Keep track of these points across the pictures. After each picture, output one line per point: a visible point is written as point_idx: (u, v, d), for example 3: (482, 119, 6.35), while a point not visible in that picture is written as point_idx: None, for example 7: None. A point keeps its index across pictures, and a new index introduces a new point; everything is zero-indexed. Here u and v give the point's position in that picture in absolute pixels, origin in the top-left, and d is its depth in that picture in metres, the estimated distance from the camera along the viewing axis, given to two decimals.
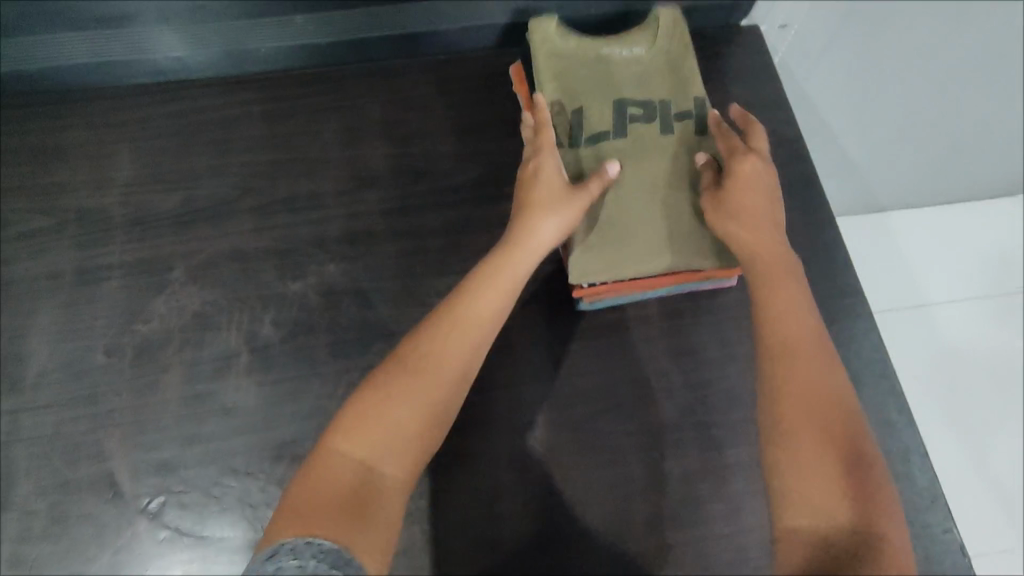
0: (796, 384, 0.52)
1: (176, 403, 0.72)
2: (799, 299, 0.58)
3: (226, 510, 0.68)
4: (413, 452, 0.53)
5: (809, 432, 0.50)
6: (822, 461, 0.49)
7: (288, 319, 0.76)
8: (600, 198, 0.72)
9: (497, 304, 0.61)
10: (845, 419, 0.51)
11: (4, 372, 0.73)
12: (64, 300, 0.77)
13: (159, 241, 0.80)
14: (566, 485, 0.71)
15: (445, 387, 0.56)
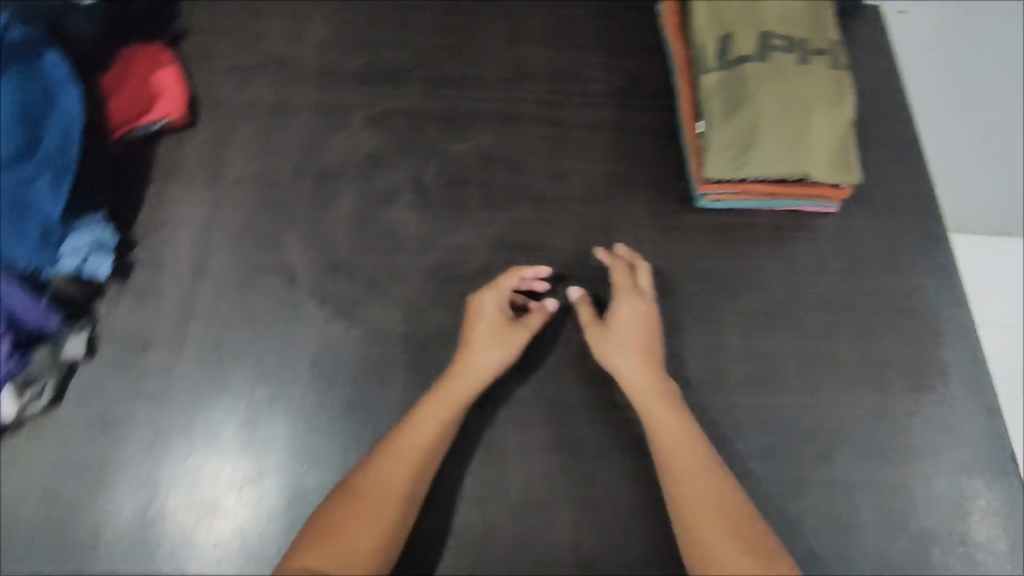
0: (702, 505, 0.66)
1: (348, 220, 0.83)
2: (686, 432, 0.71)
3: (385, 307, 0.80)
4: (379, 537, 0.65)
5: (707, 518, 0.65)
6: (712, 525, 0.64)
7: (447, 171, 0.87)
8: (739, 108, 0.82)
9: (408, 470, 0.68)
10: (744, 516, 0.65)
11: (206, 171, 0.86)
12: (257, 124, 0.88)
13: (343, 91, 0.91)
14: (668, 344, 0.82)
15: (383, 556, 0.64)
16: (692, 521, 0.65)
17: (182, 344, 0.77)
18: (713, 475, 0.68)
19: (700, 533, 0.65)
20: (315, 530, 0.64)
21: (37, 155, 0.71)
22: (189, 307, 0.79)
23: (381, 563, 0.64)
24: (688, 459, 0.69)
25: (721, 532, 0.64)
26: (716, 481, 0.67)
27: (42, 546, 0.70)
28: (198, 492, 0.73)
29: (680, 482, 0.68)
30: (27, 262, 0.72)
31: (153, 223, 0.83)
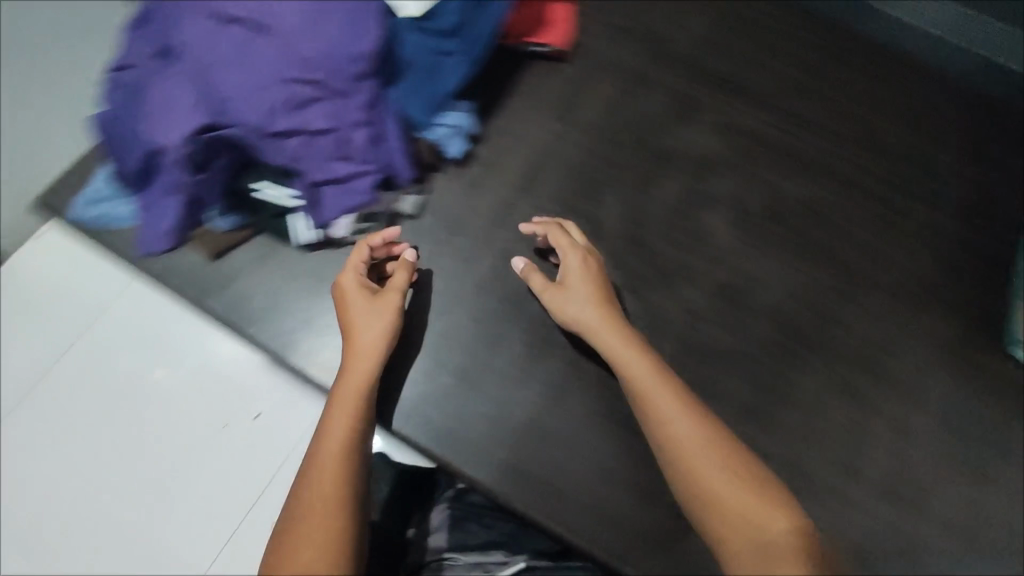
0: (686, 452, 0.61)
1: (664, 206, 0.87)
2: (637, 355, 0.68)
3: (668, 298, 0.83)
4: (331, 540, 0.58)
5: (685, 442, 0.62)
6: (707, 453, 0.61)
7: (770, 204, 0.88)
8: None
9: (362, 397, 0.68)
10: (703, 447, 0.61)
11: (561, 107, 0.92)
12: (619, 87, 0.94)
13: (703, 89, 0.94)
14: (921, 470, 0.77)
15: (340, 498, 0.61)
16: (671, 439, 0.63)
17: (485, 244, 0.84)
18: (718, 441, 0.62)
19: (681, 456, 0.61)
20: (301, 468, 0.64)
21: (461, 36, 0.79)
22: (505, 215, 0.85)
23: (343, 500, 0.61)
24: (665, 391, 0.65)
25: (750, 495, 0.58)
26: (693, 417, 0.63)
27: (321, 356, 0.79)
28: (454, 375, 0.79)
29: (665, 421, 0.64)
30: (412, 122, 0.79)
31: (501, 130, 0.89)
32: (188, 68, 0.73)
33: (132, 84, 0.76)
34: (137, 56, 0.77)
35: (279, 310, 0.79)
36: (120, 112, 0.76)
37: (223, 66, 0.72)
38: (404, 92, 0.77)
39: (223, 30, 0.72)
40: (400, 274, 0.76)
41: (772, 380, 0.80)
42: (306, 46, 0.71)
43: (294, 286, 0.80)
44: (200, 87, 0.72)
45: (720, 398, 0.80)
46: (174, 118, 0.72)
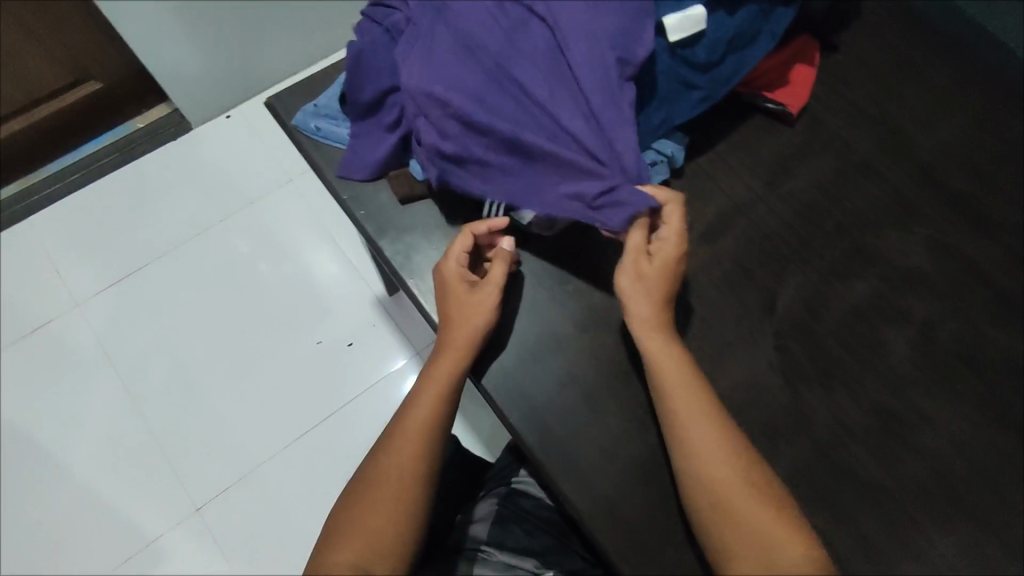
0: (701, 448, 0.66)
1: (848, 303, 0.82)
2: (682, 372, 0.69)
3: (822, 398, 0.78)
4: (403, 503, 0.68)
5: (731, 489, 0.64)
6: (733, 478, 0.64)
7: (963, 341, 0.80)
8: None
9: (449, 379, 0.73)
10: (734, 483, 0.64)
11: (771, 169, 0.89)
12: (841, 168, 0.89)
13: (928, 198, 0.87)
14: None
15: (409, 475, 0.69)
16: (691, 447, 0.66)
17: None
18: (720, 437, 0.66)
19: (702, 476, 0.65)
20: (384, 433, 0.73)
21: (708, 75, 0.81)
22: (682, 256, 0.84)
23: (412, 480, 0.69)
24: (685, 397, 0.68)
25: (764, 516, 0.63)
26: (725, 448, 0.66)
27: None
28: (582, 397, 0.78)
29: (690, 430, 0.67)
30: None
31: (703, 173, 0.88)
32: (457, 35, 0.75)
33: (395, 34, 0.79)
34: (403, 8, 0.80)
35: None
36: (382, 56, 0.80)
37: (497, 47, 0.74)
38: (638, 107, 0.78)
39: (501, 11, 0.75)
40: (496, 266, 0.77)
41: (906, 525, 0.73)
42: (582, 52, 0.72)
43: None
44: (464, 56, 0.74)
45: (844, 523, 0.73)
46: (435, 77, 0.73)
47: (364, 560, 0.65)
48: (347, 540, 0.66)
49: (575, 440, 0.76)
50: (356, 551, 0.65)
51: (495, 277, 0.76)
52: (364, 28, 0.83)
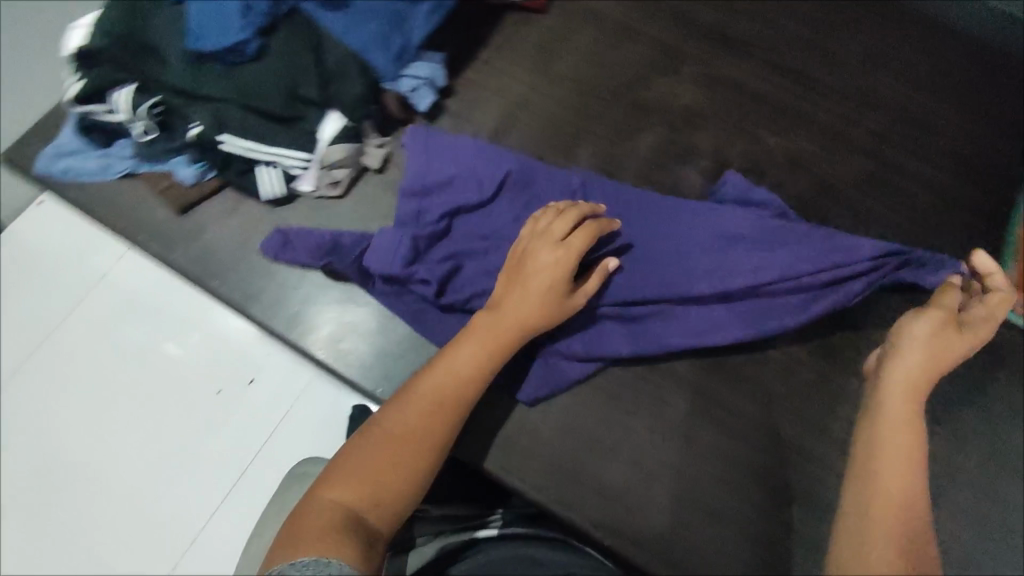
0: (888, 467, 0.52)
1: (640, 158, 0.85)
2: (912, 387, 0.56)
3: None
4: (427, 462, 0.61)
5: (890, 465, 0.52)
6: (896, 490, 0.51)
7: (750, 157, 0.86)
8: None
9: (485, 359, 0.66)
10: (910, 453, 0.53)
11: (537, 58, 0.89)
12: (600, 36, 0.90)
13: (685, 39, 0.90)
14: None
15: (423, 441, 0.62)
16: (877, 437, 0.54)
17: None
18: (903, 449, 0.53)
19: (872, 491, 0.51)
20: (428, 364, 0.67)
21: None
22: None
23: (419, 466, 0.61)
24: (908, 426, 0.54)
25: (897, 522, 0.50)
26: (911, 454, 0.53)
27: (283, 311, 0.77)
28: (409, 330, 0.76)
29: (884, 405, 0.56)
30: (379, 71, 0.76)
31: (472, 83, 0.87)
32: (478, 215, 0.76)
33: (413, 260, 0.73)
34: (386, 241, 0.73)
35: (246, 267, 0.78)
36: (405, 301, 0.75)
37: (458, 143, 0.78)
38: (366, 36, 0.75)
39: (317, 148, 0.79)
40: (592, 280, 0.68)
41: None
42: (613, 186, 0.80)
43: (263, 243, 0.79)
44: (508, 217, 0.76)
45: (693, 355, 0.77)
46: (614, 337, 0.75)
47: (347, 517, 0.57)
48: (341, 476, 0.59)
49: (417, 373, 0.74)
50: (352, 493, 0.58)
51: (584, 292, 0.68)
52: (297, 233, 0.76)
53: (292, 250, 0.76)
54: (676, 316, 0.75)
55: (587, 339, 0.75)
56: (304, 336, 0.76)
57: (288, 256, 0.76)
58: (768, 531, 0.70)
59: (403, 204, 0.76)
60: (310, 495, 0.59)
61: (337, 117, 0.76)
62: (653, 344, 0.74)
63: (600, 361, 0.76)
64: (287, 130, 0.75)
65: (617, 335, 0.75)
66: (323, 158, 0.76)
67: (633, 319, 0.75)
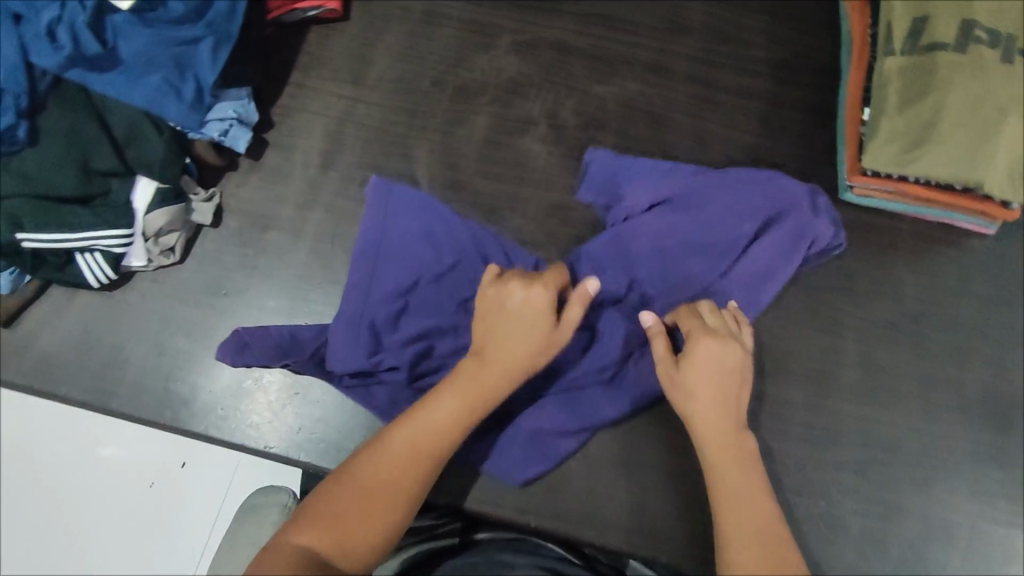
0: (745, 536, 0.56)
1: (478, 141, 0.84)
2: (732, 445, 0.61)
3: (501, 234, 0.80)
4: (403, 516, 0.57)
5: (747, 509, 0.58)
6: (751, 527, 0.57)
7: (584, 113, 0.86)
8: (902, 108, 0.76)
9: (472, 404, 0.61)
10: (766, 517, 0.58)
11: (351, 67, 0.86)
12: (408, 29, 0.88)
13: (494, 11, 0.89)
14: (777, 334, 0.77)
15: (398, 499, 0.57)
16: (721, 495, 0.59)
17: (301, 230, 0.78)
18: (755, 489, 0.59)
19: (731, 539, 0.57)
20: (412, 409, 0.61)
21: (204, 19, 0.72)
22: (314, 195, 0.80)
23: (395, 520, 0.56)
24: (731, 453, 0.61)
25: (779, 554, 0.55)
26: (755, 489, 0.59)
27: (146, 395, 0.72)
28: (285, 376, 0.72)
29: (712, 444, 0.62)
30: (176, 122, 0.71)
31: (290, 109, 0.84)
32: (449, 288, 0.72)
33: (376, 349, 0.69)
34: (342, 340, 0.69)
35: (93, 361, 0.73)
36: (377, 395, 0.70)
37: (417, 216, 0.74)
38: (148, 89, 0.69)
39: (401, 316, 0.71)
40: (574, 308, 0.65)
41: None
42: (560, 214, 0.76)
43: (107, 331, 0.74)
44: (468, 279, 0.73)
45: None
46: (593, 400, 0.71)
47: (309, 565, 0.51)
48: (317, 521, 0.54)
49: (302, 417, 0.71)
50: (323, 541, 0.53)
51: (571, 318, 0.65)
52: (257, 339, 0.70)
53: (252, 351, 0.70)
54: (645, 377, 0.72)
55: (569, 411, 0.71)
56: (175, 415, 0.71)
57: (243, 358, 0.71)
58: (683, 468, 0.71)
59: (352, 297, 0.71)
60: (279, 536, 0.54)
61: (146, 181, 0.72)
62: (637, 399, 0.71)
63: (579, 441, 0.72)
64: (92, 209, 0.69)
65: (599, 394, 0.71)
66: (144, 228, 0.72)
67: (611, 377, 0.72)
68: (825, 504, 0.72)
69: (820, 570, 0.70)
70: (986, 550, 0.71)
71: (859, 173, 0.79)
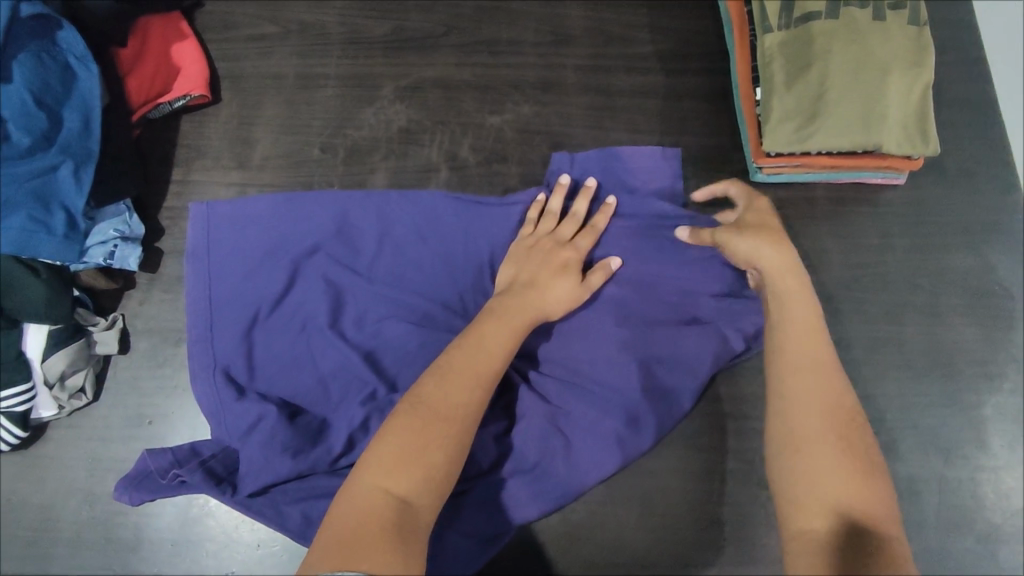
0: (819, 435, 0.54)
1: None
2: (809, 335, 0.58)
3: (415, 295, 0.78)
4: (455, 457, 0.55)
5: (816, 414, 0.55)
6: (815, 421, 0.54)
7: (483, 147, 0.84)
8: (790, 83, 0.76)
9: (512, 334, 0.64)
10: (852, 420, 0.55)
11: (233, 151, 0.82)
12: (286, 98, 0.85)
13: (371, 62, 0.87)
14: None
15: (451, 446, 0.55)
16: (785, 370, 0.57)
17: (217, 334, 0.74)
18: (829, 382, 0.56)
19: (797, 442, 0.54)
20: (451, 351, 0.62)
21: (57, 142, 0.67)
22: None
23: (457, 454, 0.55)
24: (806, 353, 0.57)
25: (845, 472, 0.52)
26: (828, 386, 0.56)
27: (88, 550, 0.67)
28: None
29: (784, 335, 0.59)
30: (53, 259, 0.67)
31: (179, 210, 0.79)
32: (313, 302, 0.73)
33: (244, 390, 0.70)
34: (204, 383, 0.70)
35: (23, 527, 0.68)
36: (249, 448, 0.67)
37: (255, 227, 0.76)
38: (11, 232, 0.64)
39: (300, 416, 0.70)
40: (596, 273, 0.70)
41: None
42: (391, 200, 0.77)
43: (31, 492, 0.69)
44: (317, 284, 0.74)
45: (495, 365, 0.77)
46: (516, 497, 0.69)
47: (387, 513, 0.50)
48: (383, 460, 0.53)
49: (260, 531, 0.68)
50: (398, 483, 0.52)
51: (593, 283, 0.70)
52: (150, 461, 0.67)
53: (148, 482, 0.67)
54: (554, 449, 0.69)
55: (490, 515, 0.68)
56: (125, 561, 0.67)
57: (139, 490, 0.66)
58: (650, 489, 0.71)
59: (207, 336, 0.72)
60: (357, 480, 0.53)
61: (36, 327, 0.67)
62: (559, 496, 0.69)
63: (511, 527, 0.69)
64: None
65: (519, 488, 0.69)
66: (44, 376, 0.67)
67: (529, 467, 0.69)
68: None
69: None
70: (958, 498, 0.72)
71: (765, 157, 0.79)
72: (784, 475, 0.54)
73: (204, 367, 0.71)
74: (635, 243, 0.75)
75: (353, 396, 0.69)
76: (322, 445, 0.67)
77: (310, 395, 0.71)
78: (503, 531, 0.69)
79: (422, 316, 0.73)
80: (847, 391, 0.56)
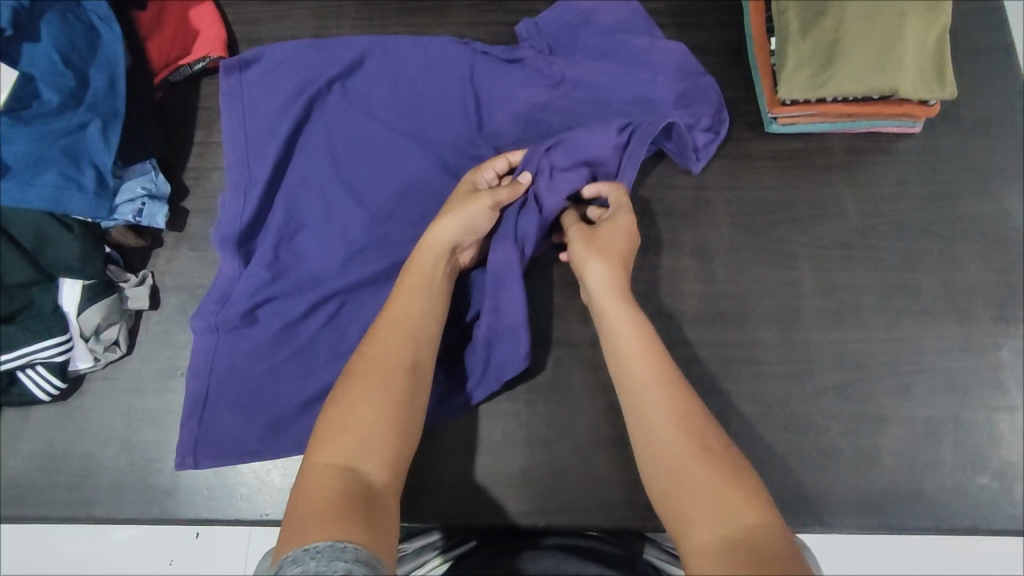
0: (674, 449, 0.55)
1: None
2: (647, 347, 0.61)
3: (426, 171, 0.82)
4: (389, 398, 0.58)
5: (670, 424, 0.56)
6: (672, 437, 0.56)
7: None
8: (806, 29, 0.76)
9: (417, 293, 0.65)
10: (705, 428, 0.56)
11: None
12: None
13: (386, 22, 0.88)
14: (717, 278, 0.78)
15: (390, 388, 0.58)
16: (637, 407, 0.59)
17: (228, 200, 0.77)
18: (677, 396, 0.58)
19: (669, 470, 0.54)
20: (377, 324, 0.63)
21: (84, 102, 0.69)
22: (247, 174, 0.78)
23: (392, 386, 0.58)
24: (654, 392, 0.58)
25: (703, 471, 0.53)
26: (680, 399, 0.58)
27: (126, 494, 0.70)
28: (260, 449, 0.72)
29: (627, 378, 0.60)
30: (84, 217, 0.68)
31: (202, 170, 0.81)
32: (318, 155, 0.78)
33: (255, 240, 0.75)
34: (232, 212, 0.76)
35: (64, 476, 0.70)
36: (284, 304, 0.73)
37: (256, 92, 0.81)
38: (44, 189, 0.66)
39: (310, 282, 0.74)
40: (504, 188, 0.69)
41: (565, 272, 0.78)
42: (399, 46, 0.82)
43: (71, 442, 0.72)
44: (334, 114, 0.80)
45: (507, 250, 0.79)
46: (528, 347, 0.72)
47: (339, 484, 0.53)
48: (324, 444, 0.55)
49: (305, 394, 0.70)
50: (344, 452, 0.55)
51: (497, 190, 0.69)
52: (201, 425, 0.70)
53: (203, 449, 0.69)
54: None
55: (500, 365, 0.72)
56: (165, 502, 0.70)
57: (211, 455, 0.69)
58: None
59: (242, 169, 0.78)
60: (305, 467, 0.55)
61: (70, 282, 0.69)
62: None
63: None
64: (21, 325, 0.67)
65: (514, 295, 0.70)
66: (80, 328, 0.69)
67: None
68: (813, 432, 0.73)
69: (821, 497, 0.72)
70: (974, 438, 0.73)
71: (780, 105, 0.79)
72: (664, 487, 0.54)
73: (241, 185, 0.77)
74: (614, 78, 0.80)
75: (368, 247, 0.75)
76: (347, 275, 0.73)
77: (334, 253, 0.74)
78: (521, 345, 0.71)
79: (438, 146, 0.79)
80: (700, 408, 0.58)
